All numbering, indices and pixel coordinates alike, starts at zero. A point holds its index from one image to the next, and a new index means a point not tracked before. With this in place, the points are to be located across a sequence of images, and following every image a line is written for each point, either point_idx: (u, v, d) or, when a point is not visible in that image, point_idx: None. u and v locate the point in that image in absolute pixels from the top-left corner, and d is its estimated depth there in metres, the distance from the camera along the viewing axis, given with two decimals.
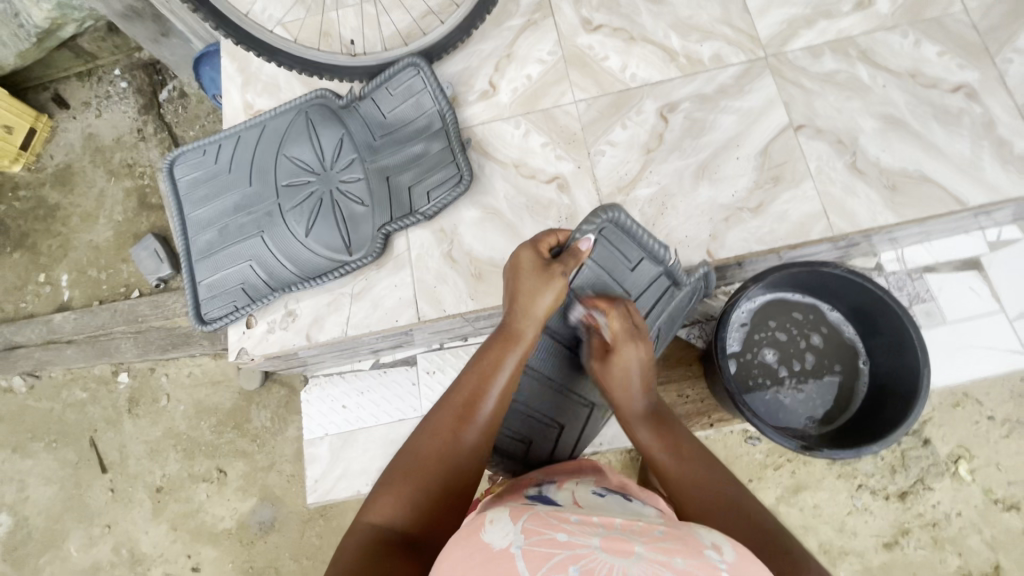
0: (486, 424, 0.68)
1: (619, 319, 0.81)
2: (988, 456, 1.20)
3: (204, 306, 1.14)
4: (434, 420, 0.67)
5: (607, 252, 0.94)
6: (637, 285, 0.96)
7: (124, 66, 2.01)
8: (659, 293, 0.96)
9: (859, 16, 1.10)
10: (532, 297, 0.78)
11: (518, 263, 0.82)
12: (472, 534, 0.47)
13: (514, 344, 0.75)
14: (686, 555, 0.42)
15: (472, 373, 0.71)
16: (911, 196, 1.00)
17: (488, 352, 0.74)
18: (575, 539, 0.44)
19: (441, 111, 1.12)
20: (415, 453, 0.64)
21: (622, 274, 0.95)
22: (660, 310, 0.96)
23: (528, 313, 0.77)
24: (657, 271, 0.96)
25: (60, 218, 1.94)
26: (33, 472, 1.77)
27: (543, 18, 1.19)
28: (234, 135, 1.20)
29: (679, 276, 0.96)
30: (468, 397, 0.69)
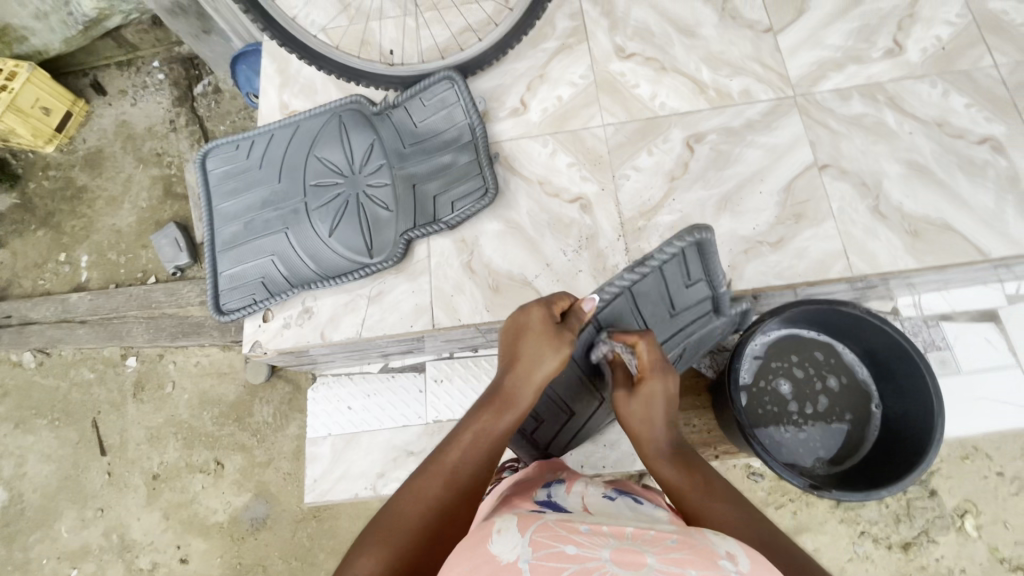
0: (471, 488, 0.64)
1: (648, 349, 0.76)
2: (996, 513, 1.19)
3: (223, 296, 1.15)
4: (418, 483, 0.62)
5: (676, 269, 0.85)
6: (683, 301, 0.90)
7: (163, 58, 2.07)
8: (698, 314, 0.94)
9: (888, 63, 1.12)
10: (537, 359, 0.73)
11: (528, 321, 0.76)
12: (479, 546, 0.46)
13: (507, 409, 0.71)
14: (699, 565, 0.42)
15: (466, 433, 0.68)
16: (932, 243, 1.01)
17: (479, 416, 0.70)
18: (585, 552, 0.43)
19: (472, 125, 1.15)
20: (398, 516, 0.59)
21: (677, 289, 0.88)
22: (692, 330, 0.95)
23: (521, 373, 0.73)
24: (708, 294, 0.92)
25: (86, 200, 1.98)
26: (34, 449, 1.77)
27: (578, 42, 1.22)
28: (268, 132, 1.23)
29: (723, 304, 0.94)
30: (455, 459, 0.65)
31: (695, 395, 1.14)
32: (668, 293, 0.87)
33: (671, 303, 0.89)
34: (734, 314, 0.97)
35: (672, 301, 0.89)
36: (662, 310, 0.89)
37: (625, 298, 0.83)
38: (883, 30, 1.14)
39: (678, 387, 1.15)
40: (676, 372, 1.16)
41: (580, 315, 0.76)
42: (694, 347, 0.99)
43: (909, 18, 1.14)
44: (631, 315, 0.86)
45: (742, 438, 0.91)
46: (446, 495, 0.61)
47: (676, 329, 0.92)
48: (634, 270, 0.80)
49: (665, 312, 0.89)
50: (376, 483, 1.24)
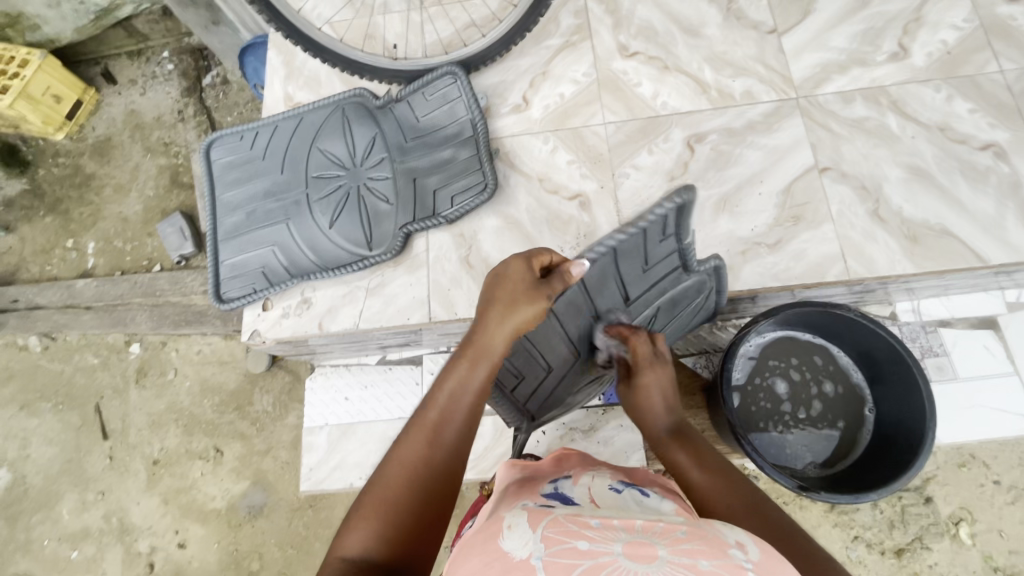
0: (453, 447, 0.64)
1: (644, 344, 0.80)
2: (991, 521, 1.19)
3: (224, 285, 1.16)
4: (403, 448, 0.63)
5: (655, 230, 0.74)
6: (655, 257, 0.81)
7: (172, 49, 2.09)
8: (669, 272, 0.86)
9: (892, 66, 1.11)
10: (506, 316, 0.68)
11: (500, 276, 0.70)
12: (491, 542, 0.48)
13: (480, 363, 0.67)
14: (710, 556, 0.43)
15: (441, 391, 0.66)
16: (931, 248, 1.00)
17: (452, 372, 0.67)
18: (597, 546, 0.44)
19: (473, 120, 1.15)
20: (383, 485, 0.61)
21: (652, 247, 0.78)
22: (662, 287, 0.88)
23: (492, 327, 0.68)
24: (676, 247, 0.81)
25: (94, 188, 2.01)
26: (38, 431, 1.80)
27: (581, 40, 1.22)
28: (272, 124, 1.24)
29: (693, 260, 0.85)
30: (434, 418, 0.64)
31: (689, 395, 1.15)
32: (643, 251, 0.77)
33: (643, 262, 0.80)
34: (710, 275, 0.90)
35: (646, 258, 0.80)
36: (636, 267, 0.80)
37: (607, 257, 0.73)
38: (889, 33, 1.14)
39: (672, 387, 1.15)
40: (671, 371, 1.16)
41: (564, 277, 0.69)
42: (671, 311, 0.94)
43: (915, 21, 1.14)
44: (606, 269, 0.76)
45: (733, 438, 0.92)
46: (429, 458, 0.62)
47: (648, 284, 0.85)
48: (619, 233, 0.69)
49: (638, 268, 0.81)
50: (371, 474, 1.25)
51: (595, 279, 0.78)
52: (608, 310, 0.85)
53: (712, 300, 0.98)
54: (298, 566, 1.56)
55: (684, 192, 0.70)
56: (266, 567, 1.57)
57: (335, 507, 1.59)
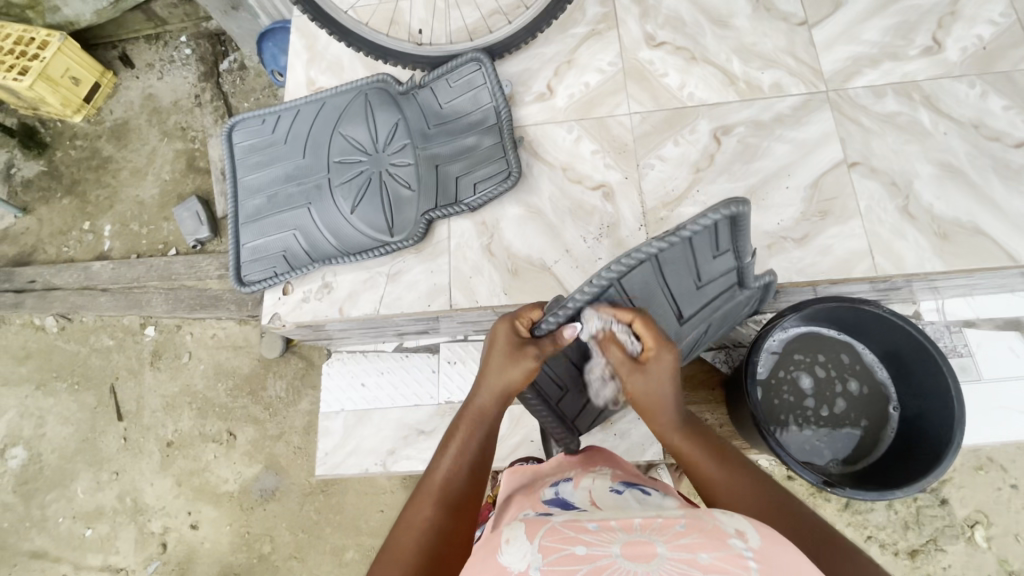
0: (463, 505, 0.62)
1: (646, 327, 0.66)
2: (1008, 525, 1.18)
3: (244, 268, 1.17)
4: (412, 510, 0.61)
5: (706, 242, 0.67)
6: (709, 273, 0.75)
7: (191, 34, 2.09)
8: (722, 289, 0.82)
9: (925, 61, 1.09)
10: (499, 380, 0.68)
11: (493, 339, 0.72)
12: (489, 557, 0.46)
13: (480, 429, 0.68)
14: (710, 547, 0.42)
15: (446, 455, 0.66)
16: (960, 246, 0.99)
17: (455, 436, 0.68)
18: (595, 550, 0.43)
19: (497, 107, 1.14)
20: (396, 547, 0.58)
21: (704, 262, 0.72)
22: (714, 307, 0.84)
23: (490, 388, 0.69)
24: (733, 264, 0.77)
25: (111, 171, 2.02)
26: (53, 411, 1.82)
27: (607, 29, 1.21)
28: (294, 108, 1.24)
29: (748, 276, 0.81)
30: (442, 478, 0.64)
31: (708, 389, 1.14)
32: (694, 265, 0.71)
33: (694, 280, 0.75)
34: (761, 291, 0.90)
35: (698, 274, 0.74)
36: (687, 283, 0.75)
37: (648, 266, 0.66)
38: (923, 27, 1.12)
39: (691, 381, 1.15)
40: (690, 366, 1.15)
41: (554, 341, 0.67)
42: (722, 328, 0.94)
43: (950, 16, 1.11)
44: (651, 282, 0.70)
45: (758, 433, 0.91)
46: (438, 516, 0.60)
47: (701, 302, 0.80)
48: (660, 240, 0.61)
49: (690, 284, 0.75)
50: (386, 460, 1.25)
51: (640, 292, 0.71)
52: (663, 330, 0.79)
53: (752, 312, 0.98)
54: (308, 550, 1.57)
55: (736, 201, 0.62)
56: (277, 550, 1.58)
57: (346, 492, 1.60)
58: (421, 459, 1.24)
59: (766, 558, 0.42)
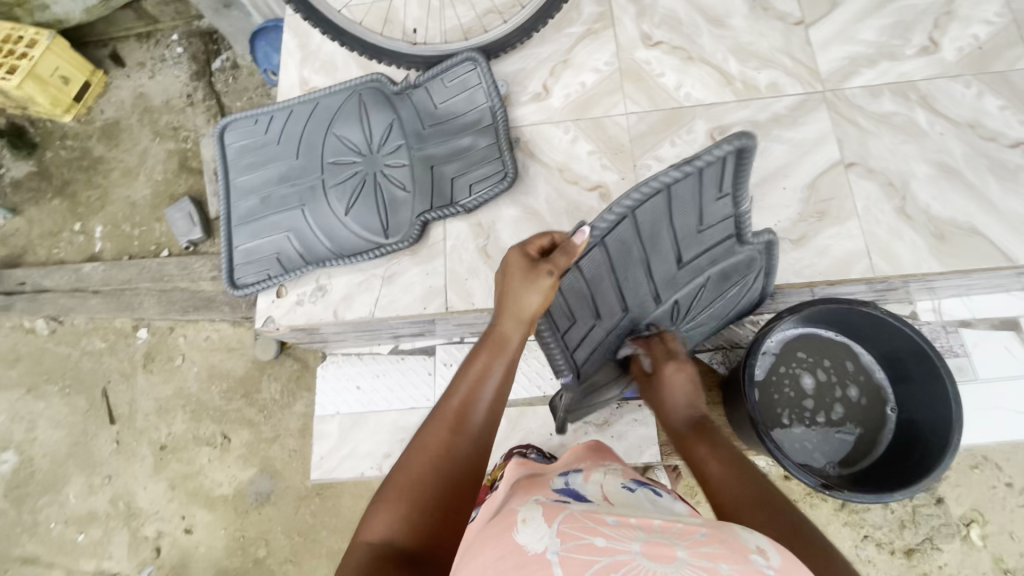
0: (478, 435, 0.62)
1: (656, 346, 0.88)
2: (1002, 524, 1.18)
3: (238, 271, 1.15)
4: (426, 434, 0.61)
5: (711, 179, 0.68)
6: (711, 217, 0.77)
7: (182, 32, 2.07)
8: (719, 247, 0.83)
9: (922, 61, 1.09)
10: (518, 300, 0.69)
11: (504, 269, 0.72)
12: (505, 535, 0.46)
13: (503, 359, 0.67)
14: (731, 560, 0.41)
15: (464, 382, 0.65)
16: (957, 246, 0.98)
17: (471, 369, 0.67)
18: (614, 544, 0.43)
19: (493, 108, 1.13)
20: (408, 469, 0.58)
21: (707, 203, 0.74)
22: (715, 256, 0.84)
23: (512, 313, 0.69)
24: (732, 212, 0.78)
25: (102, 171, 1.99)
26: (45, 414, 1.80)
27: (604, 28, 1.20)
28: (287, 108, 1.22)
29: (746, 231, 0.82)
30: (459, 405, 0.63)
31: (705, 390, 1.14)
32: (696, 205, 0.73)
33: (697, 220, 0.76)
34: (761, 253, 0.86)
35: (700, 216, 0.76)
36: (689, 224, 0.76)
37: (658, 199, 0.67)
38: (919, 27, 1.11)
39: None
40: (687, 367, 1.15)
41: (569, 253, 0.68)
42: (720, 286, 0.89)
43: (946, 15, 1.11)
44: (658, 217, 0.72)
45: (755, 435, 0.91)
46: (452, 444, 0.59)
47: (700, 249, 0.82)
48: (673, 171, 0.64)
49: (692, 226, 0.77)
50: (382, 463, 1.24)
51: (646, 227, 0.74)
52: (660, 274, 0.82)
53: (758, 286, 0.95)
54: (304, 554, 1.55)
55: (744, 137, 0.63)
56: (272, 554, 1.57)
57: (342, 496, 1.58)
58: None
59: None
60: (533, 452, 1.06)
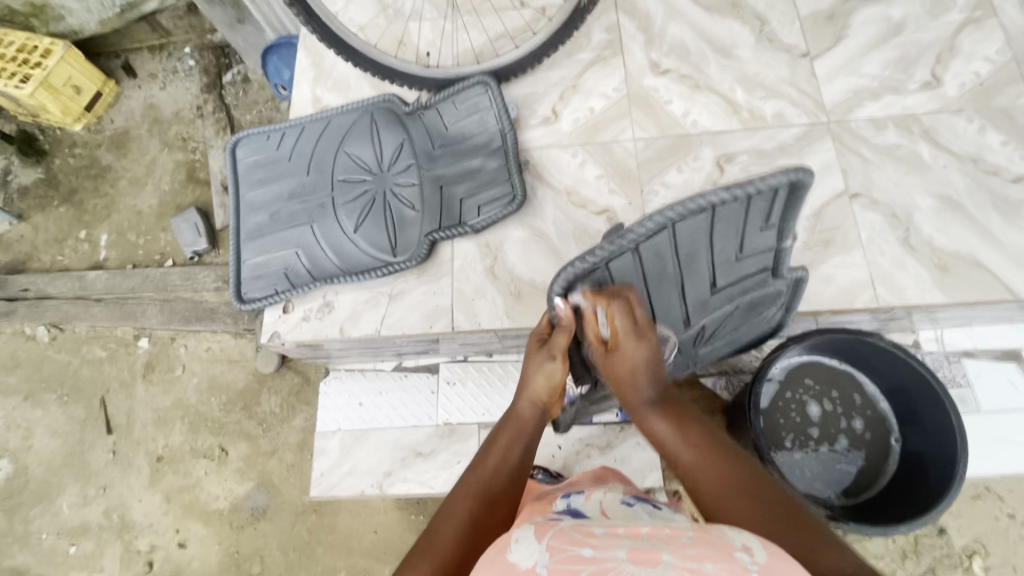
0: (503, 502, 0.64)
1: (620, 315, 0.67)
2: (1006, 557, 1.17)
3: (245, 285, 1.15)
4: (451, 502, 0.63)
5: (758, 210, 0.64)
6: (751, 247, 0.73)
7: (195, 45, 2.10)
8: (752, 277, 0.80)
9: (925, 95, 1.11)
10: (527, 379, 0.76)
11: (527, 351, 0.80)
12: (496, 555, 0.46)
13: (523, 433, 0.72)
14: (716, 558, 0.41)
15: (489, 456, 0.69)
16: (960, 279, 0.99)
17: (496, 443, 0.71)
18: (601, 553, 0.43)
19: (503, 131, 1.15)
20: (436, 532, 0.59)
21: (750, 232, 0.69)
22: (747, 284, 0.81)
23: (528, 393, 0.76)
24: (774, 243, 0.74)
25: (110, 180, 2.01)
26: (41, 422, 1.78)
27: (613, 55, 1.23)
28: (299, 126, 1.24)
29: (783, 264, 0.79)
30: (485, 476, 0.66)
31: (709, 414, 1.14)
32: (738, 231, 0.68)
33: (737, 246, 0.72)
34: (790, 288, 0.86)
35: (741, 244, 0.72)
36: (728, 249, 0.72)
37: (703, 218, 0.62)
38: (922, 62, 1.14)
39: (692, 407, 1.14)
40: (691, 391, 1.15)
41: (563, 327, 0.73)
42: (746, 313, 0.88)
43: (949, 51, 1.14)
44: (698, 235, 0.67)
45: (761, 463, 0.90)
46: (476, 509, 0.62)
47: (735, 274, 0.78)
48: (723, 192, 0.58)
49: (730, 253, 0.73)
50: (382, 482, 1.23)
51: (685, 244, 0.69)
52: (690, 293, 0.79)
53: (777, 317, 0.94)
54: (298, 571, 1.53)
55: (802, 171, 0.58)
56: (266, 571, 1.55)
57: (339, 513, 1.57)
58: (418, 482, 1.22)
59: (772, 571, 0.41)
60: (541, 471, 1.11)
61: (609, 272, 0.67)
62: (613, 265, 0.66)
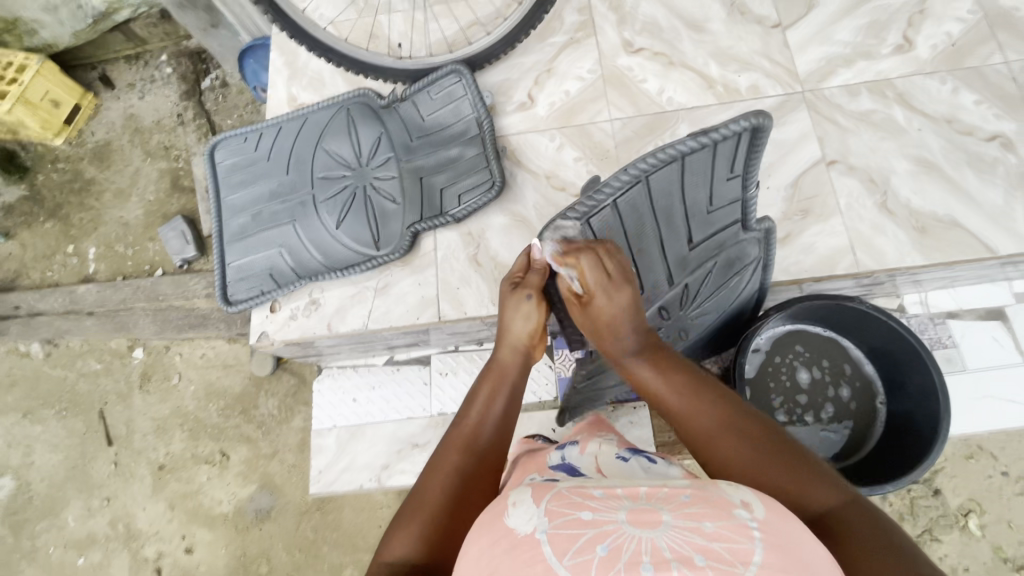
0: (490, 454, 0.64)
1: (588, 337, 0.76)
2: (1000, 512, 1.19)
3: (231, 287, 1.15)
4: (439, 456, 0.63)
5: (725, 155, 0.72)
6: (720, 198, 0.80)
7: (171, 53, 2.09)
8: (725, 235, 0.85)
9: (897, 59, 1.12)
10: (507, 326, 0.74)
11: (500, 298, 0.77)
12: (496, 521, 0.46)
13: (505, 378, 0.71)
14: (715, 518, 0.42)
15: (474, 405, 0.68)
16: (939, 240, 1.00)
17: (480, 392, 0.70)
18: (601, 515, 0.43)
19: (479, 118, 1.15)
20: (423, 490, 0.60)
21: (717, 182, 0.77)
22: (723, 240, 0.86)
23: (508, 339, 0.74)
24: (740, 195, 0.81)
25: (95, 193, 2.00)
26: (41, 439, 1.79)
27: (586, 36, 1.22)
28: (276, 125, 1.24)
29: (751, 216, 0.84)
30: (470, 428, 0.65)
31: None
32: (707, 181, 0.76)
33: (708, 197, 0.79)
34: (761, 243, 0.89)
35: (710, 194, 0.78)
36: (700, 200, 0.79)
37: (674, 166, 0.71)
38: (893, 26, 1.14)
39: None
40: None
41: (536, 268, 0.75)
42: (726, 273, 0.89)
43: (920, 14, 1.14)
44: (672, 188, 0.75)
45: None
46: (464, 462, 0.62)
47: (710, 230, 0.83)
48: (691, 140, 0.67)
49: (702, 205, 0.80)
50: (380, 475, 1.24)
51: (661, 197, 0.76)
52: (671, 248, 0.83)
53: (758, 279, 0.94)
54: (306, 569, 1.55)
55: (759, 116, 0.67)
56: (274, 570, 1.56)
57: (342, 509, 1.58)
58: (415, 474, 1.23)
59: (770, 530, 0.42)
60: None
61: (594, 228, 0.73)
62: (596, 220, 0.72)
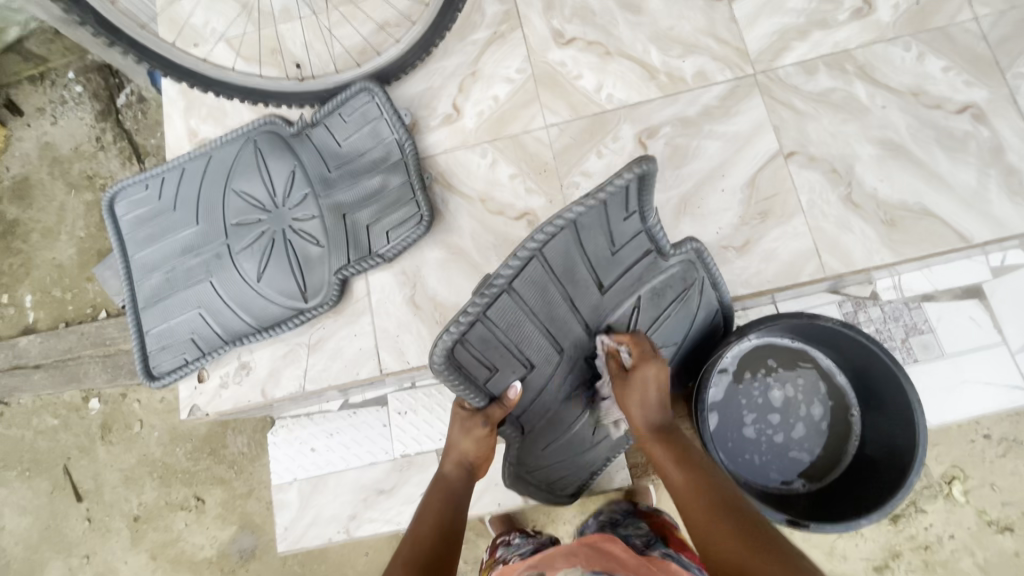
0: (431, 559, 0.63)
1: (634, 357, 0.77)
2: (983, 476, 1.13)
3: (153, 358, 1.05)
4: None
5: (617, 204, 0.66)
6: (622, 236, 0.73)
7: (77, 69, 1.87)
8: (641, 271, 0.78)
9: (857, 26, 0.99)
10: (451, 440, 0.79)
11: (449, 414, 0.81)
12: None
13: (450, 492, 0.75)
14: None
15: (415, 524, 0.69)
16: (909, 232, 0.92)
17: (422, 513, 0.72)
18: None
19: (400, 141, 1.03)
20: None
21: (617, 225, 0.70)
22: (641, 275, 0.78)
23: (453, 454, 0.79)
24: (644, 227, 0.75)
25: (19, 235, 1.84)
26: (9, 502, 1.71)
27: (510, 30, 1.08)
28: (179, 167, 1.10)
29: (662, 243, 0.77)
30: (409, 546, 0.65)
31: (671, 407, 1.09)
32: (606, 229, 0.70)
33: (609, 244, 0.72)
34: (687, 265, 0.81)
35: (611, 238, 0.72)
36: (603, 247, 0.72)
37: (566, 232, 0.65)
38: None
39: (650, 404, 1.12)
40: None
41: (501, 404, 0.76)
42: (656, 305, 0.81)
43: None
44: (568, 250, 0.68)
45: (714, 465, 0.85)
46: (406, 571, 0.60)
47: (623, 270, 0.76)
48: (577, 205, 0.61)
49: (605, 249, 0.72)
50: (349, 525, 1.19)
51: (560, 260, 0.69)
52: (583, 302, 0.76)
53: (705, 302, 0.86)
54: None
55: (644, 160, 0.62)
56: None
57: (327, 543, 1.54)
58: (385, 520, 1.19)
59: None
60: (517, 536, 0.96)
61: (489, 319, 0.66)
62: (492, 311, 0.65)
